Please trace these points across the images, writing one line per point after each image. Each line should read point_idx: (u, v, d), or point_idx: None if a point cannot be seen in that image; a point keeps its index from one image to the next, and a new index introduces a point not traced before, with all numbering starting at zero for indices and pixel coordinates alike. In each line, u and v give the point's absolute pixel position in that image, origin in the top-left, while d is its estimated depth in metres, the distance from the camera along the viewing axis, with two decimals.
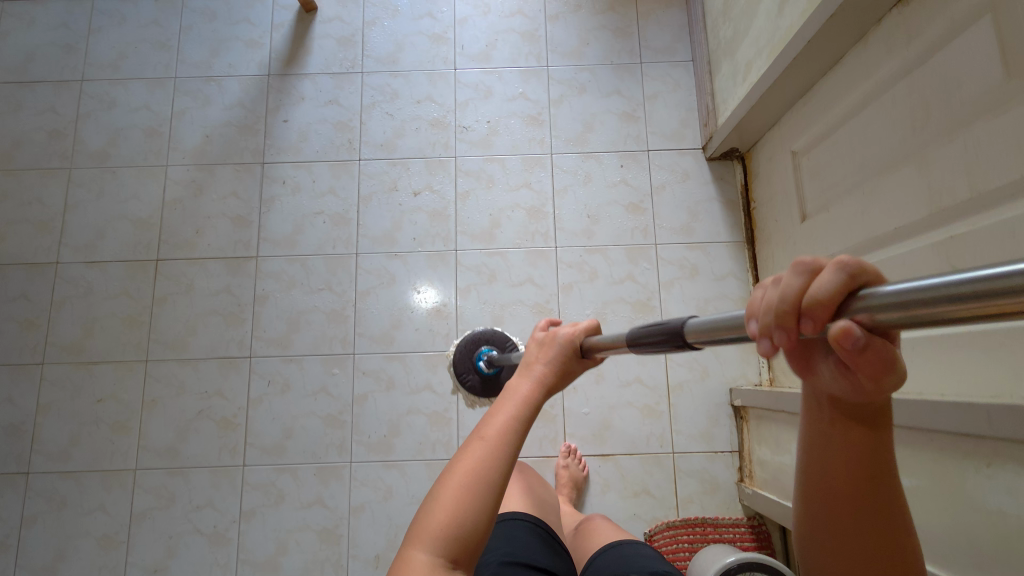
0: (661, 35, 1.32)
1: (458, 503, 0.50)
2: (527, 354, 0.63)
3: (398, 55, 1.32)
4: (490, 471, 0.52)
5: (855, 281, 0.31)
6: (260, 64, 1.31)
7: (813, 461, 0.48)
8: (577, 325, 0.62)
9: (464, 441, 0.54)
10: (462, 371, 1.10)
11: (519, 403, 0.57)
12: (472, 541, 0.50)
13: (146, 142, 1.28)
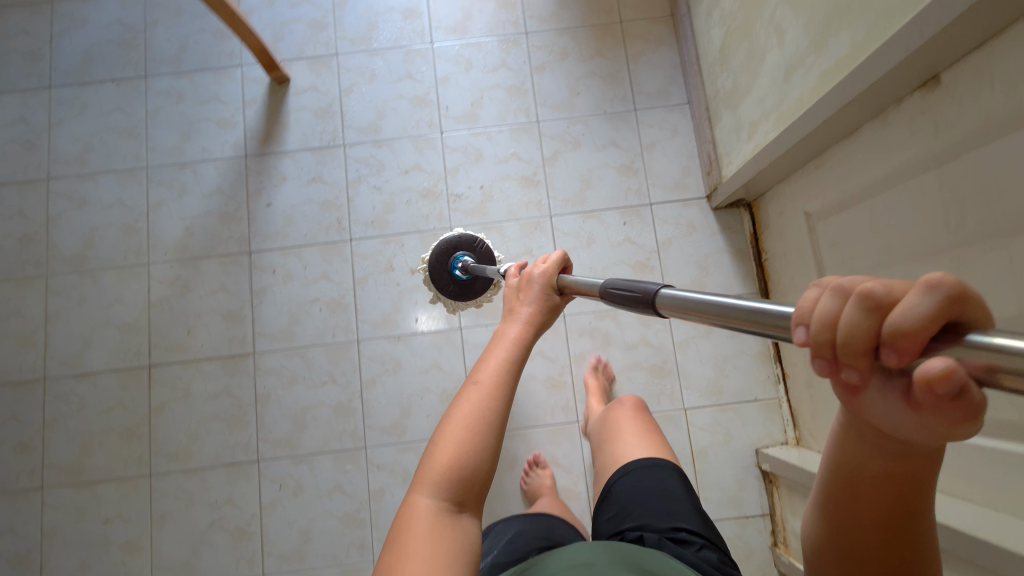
0: (653, 77, 1.26)
1: (460, 446, 0.52)
2: (508, 300, 0.66)
3: (379, 122, 1.25)
4: (489, 407, 0.54)
5: (961, 307, 0.25)
6: (235, 145, 1.25)
7: (834, 478, 0.44)
8: (551, 260, 0.65)
9: (461, 387, 0.57)
10: (436, 278, 0.95)
11: (509, 341, 0.59)
12: (478, 479, 0.52)
13: (124, 240, 1.21)
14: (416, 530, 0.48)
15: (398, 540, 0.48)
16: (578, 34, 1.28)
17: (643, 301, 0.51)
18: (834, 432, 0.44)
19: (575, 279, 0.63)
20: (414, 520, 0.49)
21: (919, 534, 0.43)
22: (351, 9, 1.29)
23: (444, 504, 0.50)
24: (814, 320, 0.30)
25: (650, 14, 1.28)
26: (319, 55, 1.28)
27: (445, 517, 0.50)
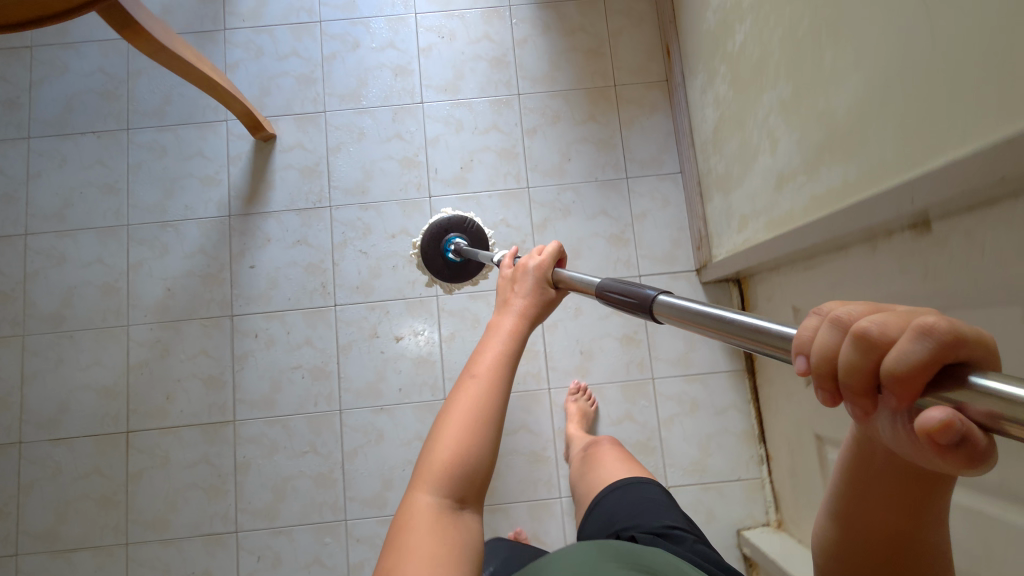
0: (646, 144, 1.24)
1: (457, 437, 0.54)
2: (502, 292, 0.68)
3: (367, 184, 1.23)
4: (485, 400, 0.56)
5: (958, 349, 0.24)
6: (219, 204, 1.22)
7: (844, 494, 0.42)
8: (542, 255, 0.68)
9: (458, 382, 0.58)
10: (431, 259, 1.01)
11: (504, 338, 0.61)
12: (477, 467, 0.53)
13: (104, 300, 1.19)
14: (415, 521, 0.50)
15: (401, 533, 0.49)
16: (571, 97, 1.26)
17: (640, 307, 0.54)
18: (845, 447, 0.41)
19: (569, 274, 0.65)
20: (414, 511, 0.51)
21: (928, 555, 0.41)
22: (339, 64, 1.26)
23: (443, 493, 0.51)
24: (816, 351, 0.30)
25: (645, 78, 1.26)
26: (306, 111, 1.25)
27: (445, 505, 0.51)
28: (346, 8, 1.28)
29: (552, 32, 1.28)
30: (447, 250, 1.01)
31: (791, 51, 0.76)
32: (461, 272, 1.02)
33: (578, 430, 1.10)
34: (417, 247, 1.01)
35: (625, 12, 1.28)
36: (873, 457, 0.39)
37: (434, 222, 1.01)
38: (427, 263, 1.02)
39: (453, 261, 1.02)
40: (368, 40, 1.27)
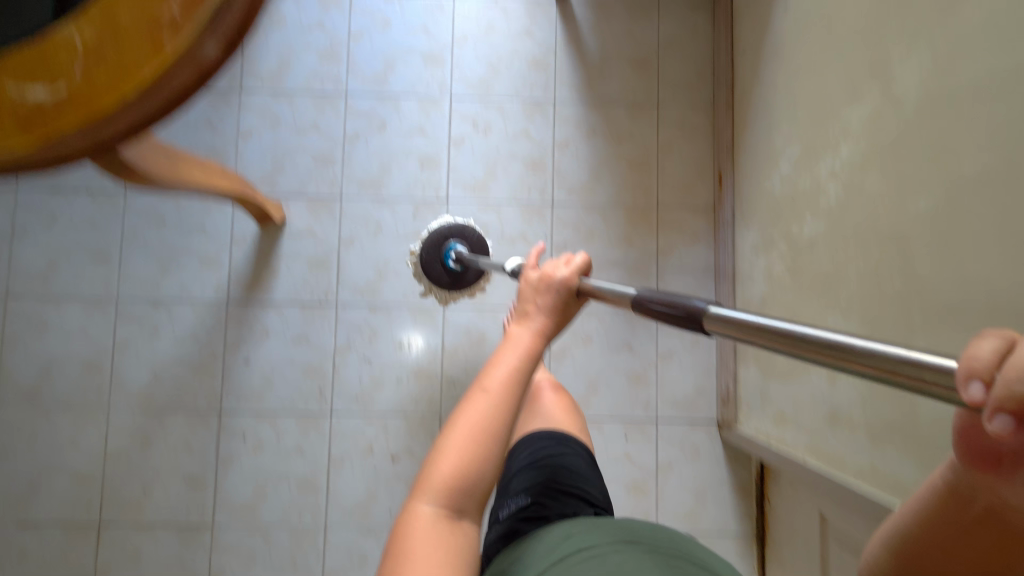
0: (683, 278, 1.15)
1: (464, 451, 0.48)
2: (523, 296, 0.58)
3: (378, 284, 1.14)
4: (497, 419, 0.49)
5: None
6: (218, 287, 1.13)
7: (913, 532, 0.40)
8: (572, 266, 0.58)
9: (466, 393, 0.51)
10: (428, 267, 0.99)
11: (524, 347, 0.53)
12: (481, 486, 0.48)
13: (85, 379, 1.11)
14: (413, 541, 0.45)
15: (397, 549, 0.45)
16: (608, 214, 1.16)
17: (684, 318, 0.48)
18: (926, 483, 0.39)
19: (596, 285, 0.56)
20: (411, 528, 0.46)
21: None
22: (363, 145, 1.16)
23: (445, 509, 0.47)
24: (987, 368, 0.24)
25: (692, 201, 1.16)
26: (321, 195, 1.15)
27: (444, 526, 0.46)
28: (376, 82, 1.17)
29: (597, 137, 1.17)
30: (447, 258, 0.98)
31: (871, 293, 0.67)
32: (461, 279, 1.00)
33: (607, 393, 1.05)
34: (415, 253, 0.98)
35: (678, 123, 1.17)
36: (966, 507, 0.37)
37: (431, 230, 1.00)
38: (426, 272, 1.00)
39: (452, 268, 0.99)
40: (396, 122, 1.16)
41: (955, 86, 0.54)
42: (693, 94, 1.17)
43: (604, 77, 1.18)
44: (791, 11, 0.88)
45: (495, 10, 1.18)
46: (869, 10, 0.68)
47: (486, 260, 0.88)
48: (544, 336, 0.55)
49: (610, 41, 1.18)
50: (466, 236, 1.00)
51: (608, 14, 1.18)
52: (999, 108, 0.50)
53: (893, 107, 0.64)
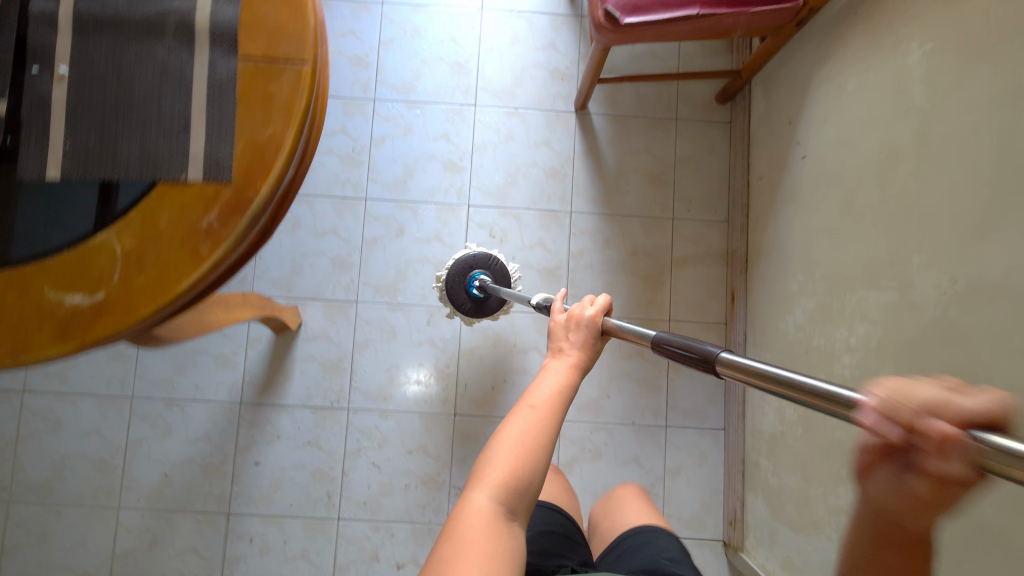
0: (692, 393, 1.16)
1: (515, 453, 0.51)
2: (554, 335, 0.64)
3: (390, 390, 1.15)
4: (544, 432, 0.53)
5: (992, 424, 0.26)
6: (231, 388, 1.14)
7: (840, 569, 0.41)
8: (597, 306, 0.64)
9: (512, 406, 0.55)
10: (453, 293, 1.02)
11: (563, 372, 0.58)
12: (530, 488, 0.50)
13: (97, 476, 1.12)
14: (468, 527, 0.46)
15: (450, 537, 0.46)
16: (620, 326, 1.17)
17: (699, 362, 0.46)
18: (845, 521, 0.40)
19: (618, 324, 0.62)
20: (465, 518, 0.47)
21: None
22: (380, 251, 1.18)
23: (499, 504, 0.48)
24: (897, 396, 0.28)
25: (703, 316, 1.17)
26: (337, 299, 1.16)
27: (496, 519, 0.47)
28: (395, 188, 1.19)
29: (612, 248, 1.19)
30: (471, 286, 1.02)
31: None
32: (483, 305, 1.04)
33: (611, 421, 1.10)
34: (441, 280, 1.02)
35: (691, 239, 1.18)
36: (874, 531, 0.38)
37: (457, 258, 1.03)
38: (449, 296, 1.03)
39: (476, 295, 1.03)
40: (414, 228, 1.18)
41: (976, 318, 0.56)
42: (707, 209, 1.19)
43: (620, 189, 1.20)
44: (808, 163, 0.90)
45: (514, 119, 1.21)
46: (888, 203, 0.70)
47: (508, 292, 0.91)
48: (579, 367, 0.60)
49: (627, 155, 1.21)
50: (490, 265, 1.04)
51: (625, 128, 1.21)
52: (1019, 361, 0.51)
53: (910, 307, 0.65)
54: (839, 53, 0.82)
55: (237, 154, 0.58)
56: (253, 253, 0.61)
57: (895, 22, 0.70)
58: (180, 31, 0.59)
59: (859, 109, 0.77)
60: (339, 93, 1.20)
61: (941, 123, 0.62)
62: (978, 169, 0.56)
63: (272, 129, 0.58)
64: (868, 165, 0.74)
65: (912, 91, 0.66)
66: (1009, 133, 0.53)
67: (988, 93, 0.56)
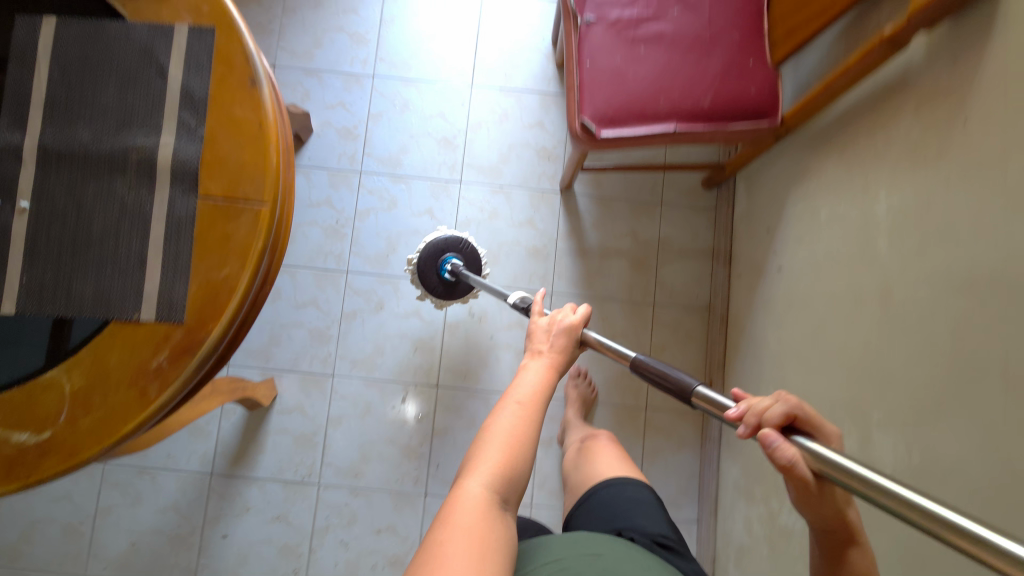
0: (666, 484, 1.14)
1: (502, 443, 0.58)
2: (535, 338, 0.72)
3: (362, 466, 1.15)
4: (529, 429, 0.60)
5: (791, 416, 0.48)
6: (203, 458, 1.14)
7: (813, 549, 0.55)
8: (577, 314, 0.72)
9: (500, 402, 0.62)
10: (424, 276, 1.02)
11: (544, 371, 0.67)
12: (516, 478, 0.57)
13: (65, 542, 1.12)
14: (464, 510, 0.51)
15: (447, 515, 0.52)
16: (596, 411, 1.15)
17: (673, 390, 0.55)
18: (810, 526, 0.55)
19: (595, 337, 0.70)
20: (461, 502, 0.53)
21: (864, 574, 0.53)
22: (359, 325, 1.18)
23: (491, 489, 0.54)
24: (750, 403, 0.48)
25: (680, 405, 1.16)
26: (314, 372, 1.17)
27: (488, 503, 0.53)
28: (377, 262, 1.19)
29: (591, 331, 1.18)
30: (444, 270, 1.02)
31: None
32: (453, 289, 1.05)
33: (576, 417, 1.09)
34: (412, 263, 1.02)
35: (672, 325, 1.17)
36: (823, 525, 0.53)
37: (428, 241, 1.03)
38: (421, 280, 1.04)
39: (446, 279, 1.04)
40: (394, 302, 1.18)
41: None
42: (688, 296, 1.18)
43: (602, 272, 1.19)
44: (783, 277, 0.89)
45: (499, 198, 1.21)
46: (852, 347, 0.68)
47: (483, 284, 0.93)
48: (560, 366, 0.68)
49: (610, 238, 1.20)
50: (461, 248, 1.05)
51: (610, 211, 1.21)
52: None
53: (870, 464, 0.64)
54: (814, 176, 0.82)
55: (190, 295, 0.58)
56: (209, 381, 0.61)
57: (866, 165, 0.69)
58: (142, 168, 0.59)
59: (830, 241, 0.76)
60: (326, 164, 1.21)
61: (903, 285, 0.61)
62: (938, 346, 0.55)
63: (228, 269, 0.58)
64: (836, 301, 0.73)
65: (878, 242, 0.65)
66: (968, 321, 0.52)
67: (947, 271, 0.55)
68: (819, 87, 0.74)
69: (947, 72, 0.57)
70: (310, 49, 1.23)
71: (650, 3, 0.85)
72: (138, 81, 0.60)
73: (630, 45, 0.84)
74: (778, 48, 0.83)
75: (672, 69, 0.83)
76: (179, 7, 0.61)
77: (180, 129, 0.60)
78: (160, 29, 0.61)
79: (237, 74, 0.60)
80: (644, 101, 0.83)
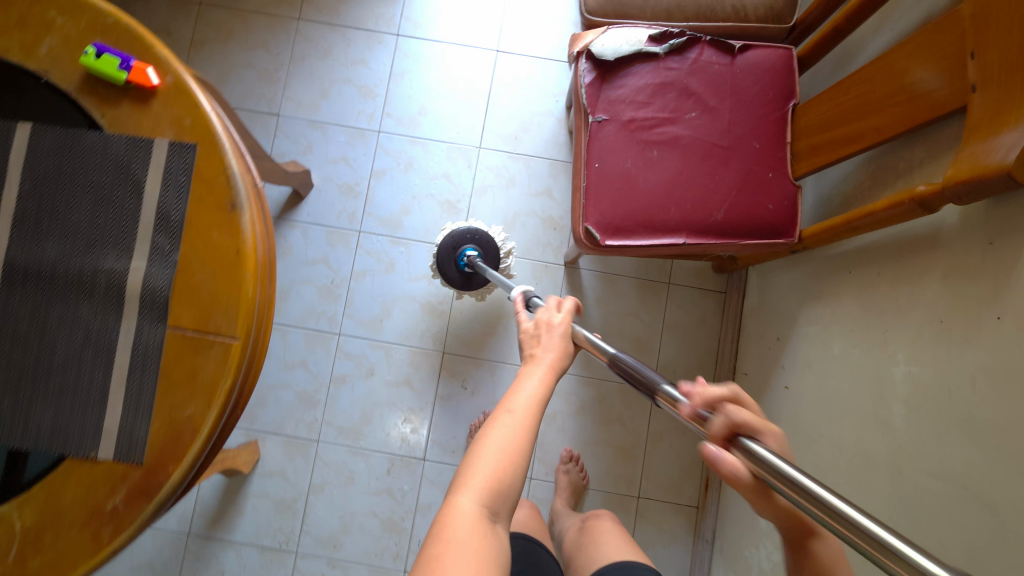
0: None
1: (496, 452, 0.49)
2: (527, 341, 0.62)
3: (341, 537, 1.12)
4: (525, 443, 0.51)
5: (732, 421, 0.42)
6: (181, 517, 1.12)
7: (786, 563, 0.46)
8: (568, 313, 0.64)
9: (494, 409, 0.53)
10: (444, 268, 1.04)
11: (545, 379, 0.56)
12: (514, 492, 0.48)
13: None
14: (455, 536, 0.44)
15: (436, 539, 0.44)
16: (586, 498, 1.11)
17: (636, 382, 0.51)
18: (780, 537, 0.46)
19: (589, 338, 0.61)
20: (450, 525, 0.45)
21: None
22: (348, 391, 1.15)
23: (484, 507, 0.46)
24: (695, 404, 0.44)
25: (674, 498, 1.12)
26: (298, 436, 1.14)
27: (482, 523, 0.45)
28: (370, 326, 1.16)
29: (585, 414, 1.14)
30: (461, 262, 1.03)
31: None
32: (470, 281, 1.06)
33: (565, 507, 1.05)
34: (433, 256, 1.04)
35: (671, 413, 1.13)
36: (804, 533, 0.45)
37: (445, 236, 1.04)
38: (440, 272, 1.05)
39: (466, 271, 1.05)
40: (384, 369, 1.15)
41: None
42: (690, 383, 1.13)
43: None
44: (789, 397, 0.84)
45: None
46: None
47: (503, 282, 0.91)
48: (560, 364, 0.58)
49: (612, 316, 1.15)
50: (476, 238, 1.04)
51: (614, 288, 1.16)
52: None
53: None
54: (829, 303, 0.78)
55: (152, 434, 0.55)
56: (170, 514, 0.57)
57: (886, 317, 0.65)
58: (111, 293, 0.56)
59: (839, 381, 0.71)
60: (325, 221, 1.17)
61: (916, 468, 0.56)
62: (946, 556, 0.51)
63: (192, 409, 0.55)
64: (842, 452, 0.68)
65: (892, 408, 0.61)
66: (980, 540, 0.48)
67: (965, 475, 0.51)
68: (840, 220, 0.69)
69: (981, 250, 0.53)
70: (316, 100, 1.20)
71: (666, 104, 0.80)
72: (112, 198, 0.57)
73: (642, 148, 0.79)
74: (800, 162, 0.78)
75: (685, 178, 0.79)
76: (160, 119, 0.57)
77: (152, 253, 0.56)
78: (139, 143, 0.57)
79: (217, 197, 0.57)
80: (653, 209, 0.78)
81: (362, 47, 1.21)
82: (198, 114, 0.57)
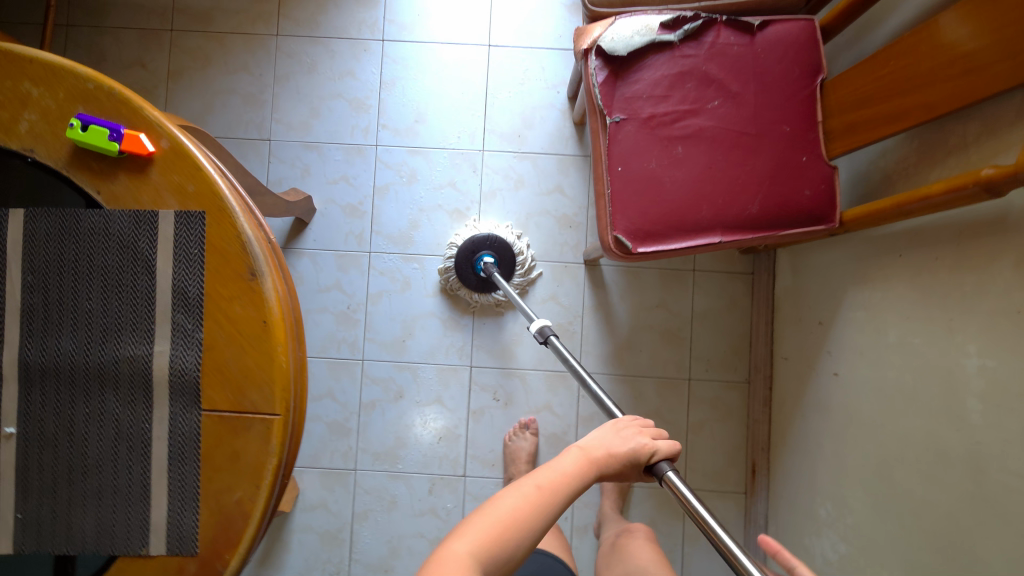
0: (709, 568, 1.09)
1: (502, 515, 0.48)
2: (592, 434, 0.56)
3: (391, 561, 1.11)
4: (536, 517, 0.48)
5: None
6: None
7: None
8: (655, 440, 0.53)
9: (518, 482, 0.51)
10: (462, 273, 1.08)
11: (582, 464, 0.51)
12: (509, 557, 0.46)
13: None
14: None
15: None
16: (632, 495, 1.10)
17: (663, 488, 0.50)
18: None
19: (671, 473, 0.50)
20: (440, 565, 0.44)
21: None
22: (379, 416, 1.13)
23: (479, 557, 0.45)
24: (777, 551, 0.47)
25: (721, 486, 1.10)
26: (335, 467, 1.12)
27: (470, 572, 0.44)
28: (394, 347, 1.13)
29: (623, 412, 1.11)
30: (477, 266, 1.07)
31: None
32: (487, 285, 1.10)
33: (612, 509, 1.04)
34: (450, 261, 1.09)
35: (710, 401, 1.11)
36: None
37: (464, 241, 1.09)
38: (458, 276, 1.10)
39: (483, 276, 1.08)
40: (414, 391, 1.13)
41: None
42: (727, 369, 1.11)
43: (632, 348, 1.12)
44: (839, 384, 0.82)
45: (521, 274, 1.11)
46: (931, 508, 0.62)
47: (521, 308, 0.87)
48: (613, 458, 0.52)
49: (639, 310, 1.12)
50: (493, 245, 1.08)
51: (639, 280, 1.13)
52: None
53: None
54: (878, 286, 0.74)
55: (202, 524, 0.52)
56: None
57: (950, 305, 0.61)
58: (136, 382, 0.53)
59: (899, 371, 0.69)
60: (333, 246, 1.13)
61: (1001, 469, 0.54)
62: None
63: (240, 493, 0.52)
64: (909, 445, 0.66)
65: (965, 403, 0.58)
66: None
67: None
68: (888, 204, 0.65)
69: None
70: (307, 120, 1.14)
71: (686, 95, 0.75)
72: (122, 281, 0.53)
73: (666, 145, 0.75)
74: (834, 141, 0.74)
75: (714, 172, 0.74)
76: (161, 189, 0.53)
77: (174, 335, 0.53)
78: (142, 218, 0.53)
79: (232, 266, 0.53)
80: (683, 210, 0.74)
81: (347, 57, 1.14)
82: (201, 179, 0.53)
